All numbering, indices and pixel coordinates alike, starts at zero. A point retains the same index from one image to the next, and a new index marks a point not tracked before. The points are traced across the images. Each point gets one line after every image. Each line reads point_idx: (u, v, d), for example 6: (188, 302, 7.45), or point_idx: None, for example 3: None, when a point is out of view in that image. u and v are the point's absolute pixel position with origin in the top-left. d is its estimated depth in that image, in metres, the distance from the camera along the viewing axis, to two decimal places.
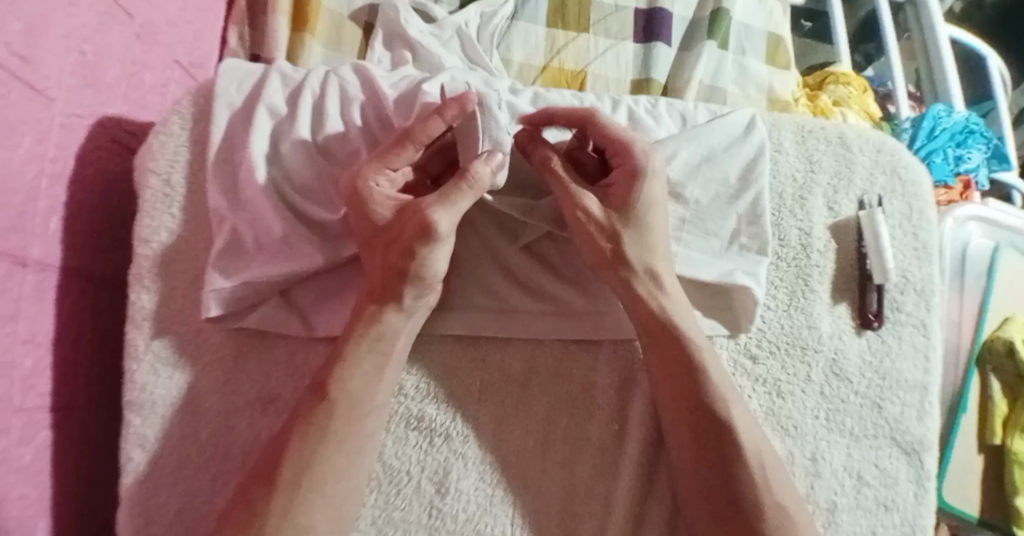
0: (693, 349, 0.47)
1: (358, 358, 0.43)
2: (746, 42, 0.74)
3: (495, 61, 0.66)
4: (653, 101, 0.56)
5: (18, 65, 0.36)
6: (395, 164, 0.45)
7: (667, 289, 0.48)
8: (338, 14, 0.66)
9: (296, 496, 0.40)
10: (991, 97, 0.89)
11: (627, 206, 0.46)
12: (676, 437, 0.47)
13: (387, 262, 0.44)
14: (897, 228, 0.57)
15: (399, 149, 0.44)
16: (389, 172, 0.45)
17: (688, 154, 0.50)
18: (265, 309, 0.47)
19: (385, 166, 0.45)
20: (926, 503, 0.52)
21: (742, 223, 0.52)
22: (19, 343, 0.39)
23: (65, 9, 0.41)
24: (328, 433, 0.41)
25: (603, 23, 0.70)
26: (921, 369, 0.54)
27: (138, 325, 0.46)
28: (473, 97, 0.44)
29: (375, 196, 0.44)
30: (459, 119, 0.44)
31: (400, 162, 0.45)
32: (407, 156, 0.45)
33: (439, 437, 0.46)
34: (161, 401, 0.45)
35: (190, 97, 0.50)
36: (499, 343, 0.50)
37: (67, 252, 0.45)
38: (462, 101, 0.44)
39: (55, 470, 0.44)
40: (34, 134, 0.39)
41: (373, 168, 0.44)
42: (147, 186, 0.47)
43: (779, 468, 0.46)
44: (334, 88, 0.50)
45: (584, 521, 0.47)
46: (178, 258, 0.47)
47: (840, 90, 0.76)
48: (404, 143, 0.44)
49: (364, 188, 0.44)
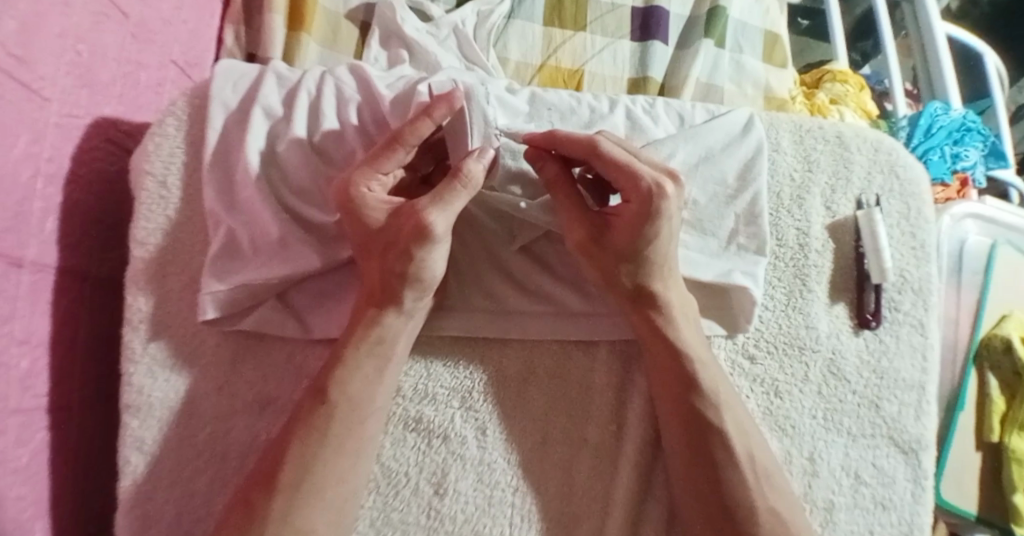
0: (688, 358, 0.47)
1: (358, 361, 0.43)
2: (743, 39, 0.74)
3: (491, 60, 0.65)
4: (651, 100, 0.55)
5: (13, 65, 0.36)
6: (385, 168, 0.44)
7: (671, 297, 0.47)
8: (333, 12, 0.66)
9: (297, 499, 0.39)
10: (988, 95, 0.89)
11: (633, 233, 0.45)
12: (673, 439, 0.47)
13: (384, 265, 0.44)
14: (895, 228, 0.57)
15: (389, 153, 0.44)
16: (381, 177, 0.45)
17: (686, 153, 0.50)
18: (262, 311, 0.46)
19: (376, 171, 0.44)
20: (923, 501, 0.52)
21: (739, 223, 0.51)
22: (15, 345, 0.39)
23: (60, 8, 0.40)
24: (328, 436, 0.41)
25: (600, 21, 0.70)
26: (918, 369, 0.54)
27: (135, 328, 0.45)
28: (460, 95, 0.44)
29: (369, 202, 0.44)
30: (447, 117, 0.44)
31: (391, 165, 0.44)
32: (397, 159, 0.44)
33: (437, 438, 0.46)
34: (159, 403, 0.45)
35: (186, 98, 0.49)
36: (497, 345, 0.50)
37: (63, 253, 0.44)
38: (450, 98, 0.43)
39: (53, 472, 0.44)
40: (28, 134, 0.39)
41: (363, 174, 0.44)
42: (142, 187, 0.47)
43: (776, 467, 0.46)
44: (330, 89, 0.50)
45: (583, 521, 0.48)
46: (174, 259, 0.47)
47: (837, 88, 0.75)
48: (393, 146, 0.44)
49: (356, 195, 0.44)
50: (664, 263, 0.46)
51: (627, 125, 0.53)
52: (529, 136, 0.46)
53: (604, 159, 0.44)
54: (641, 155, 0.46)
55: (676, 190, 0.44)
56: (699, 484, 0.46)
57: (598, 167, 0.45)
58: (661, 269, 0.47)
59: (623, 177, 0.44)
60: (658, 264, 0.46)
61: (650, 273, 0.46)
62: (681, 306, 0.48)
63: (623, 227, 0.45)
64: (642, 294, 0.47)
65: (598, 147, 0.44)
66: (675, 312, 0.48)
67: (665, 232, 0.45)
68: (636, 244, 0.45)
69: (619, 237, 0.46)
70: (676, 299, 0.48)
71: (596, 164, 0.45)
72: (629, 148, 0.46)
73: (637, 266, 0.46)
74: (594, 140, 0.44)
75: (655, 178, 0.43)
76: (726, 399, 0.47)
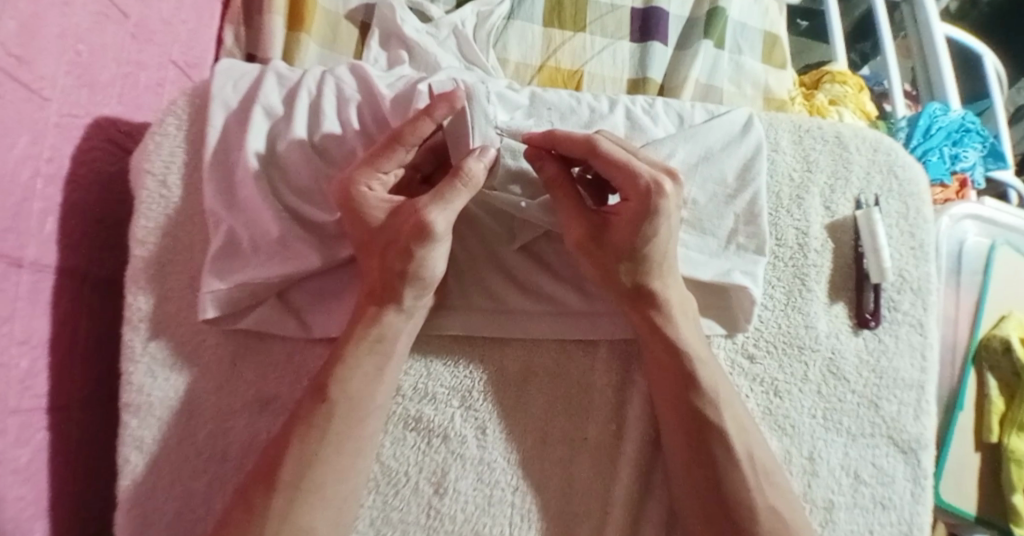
0: (688, 358, 0.47)
1: (358, 358, 0.43)
2: (741, 40, 0.74)
3: (491, 60, 0.66)
4: (650, 99, 0.56)
5: (13, 65, 0.36)
6: (385, 167, 0.44)
7: (671, 296, 0.47)
8: (333, 13, 0.66)
9: (296, 498, 0.39)
10: (987, 96, 0.90)
11: (634, 227, 0.45)
12: (672, 438, 0.47)
13: (384, 264, 0.44)
14: (894, 228, 0.57)
15: (389, 152, 0.44)
16: (381, 176, 0.45)
17: (684, 153, 0.50)
18: (262, 310, 0.46)
19: (376, 170, 0.44)
20: (923, 501, 0.52)
21: (739, 222, 0.51)
22: (15, 345, 0.39)
23: (60, 8, 0.40)
24: (329, 435, 0.41)
25: (599, 22, 0.70)
26: (918, 368, 0.55)
27: (135, 327, 0.45)
28: (461, 94, 0.44)
29: (369, 201, 0.44)
30: (448, 117, 0.44)
31: (391, 164, 0.44)
32: (397, 158, 0.44)
33: (436, 437, 0.46)
34: (159, 402, 0.45)
35: (186, 97, 0.50)
36: (497, 344, 0.50)
37: (62, 253, 0.44)
38: (450, 97, 0.43)
39: (53, 471, 0.44)
40: (28, 134, 0.39)
41: (364, 173, 0.44)
42: (142, 187, 0.47)
43: (776, 465, 0.47)
44: (330, 89, 0.50)
45: (582, 520, 0.48)
46: (175, 258, 0.47)
47: (835, 89, 0.76)
48: (393, 145, 0.44)
49: (357, 194, 0.44)
50: (664, 261, 0.46)
51: (627, 125, 0.53)
52: (530, 136, 0.46)
53: (603, 158, 0.44)
54: (640, 154, 0.46)
55: (674, 187, 0.44)
56: (697, 483, 0.46)
57: (597, 166, 0.45)
58: (661, 267, 0.47)
59: (622, 175, 0.44)
60: (657, 263, 0.46)
61: (647, 272, 0.46)
62: (681, 303, 0.48)
63: (623, 225, 0.45)
64: (643, 292, 0.47)
65: (598, 146, 0.44)
66: (674, 310, 0.48)
67: (665, 232, 0.45)
68: (636, 243, 0.45)
69: (618, 235, 0.46)
70: (675, 298, 0.48)
71: (595, 163, 0.45)
72: (627, 148, 0.46)
73: (637, 266, 0.46)
74: (593, 139, 0.44)
75: (653, 175, 0.44)
76: (727, 397, 0.47)
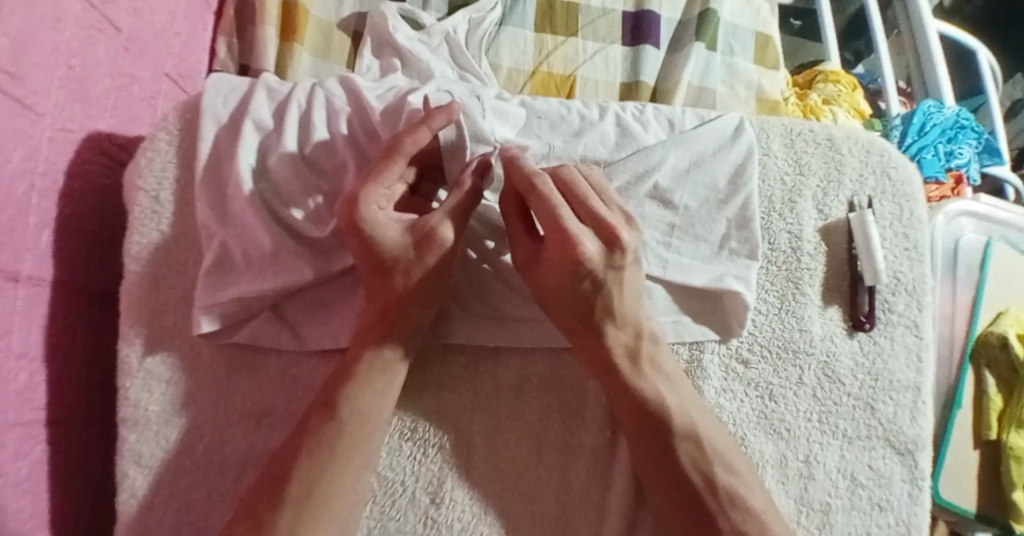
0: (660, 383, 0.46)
1: (372, 376, 0.44)
2: (733, 42, 0.74)
3: (483, 67, 0.66)
4: (641, 105, 0.55)
5: (6, 81, 0.36)
6: (388, 180, 0.45)
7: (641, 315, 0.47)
8: (326, 22, 0.67)
9: (301, 513, 0.40)
10: (981, 92, 0.89)
11: (565, 263, 0.44)
12: (642, 458, 0.46)
13: (387, 285, 0.45)
14: (887, 229, 0.57)
15: (389, 163, 0.44)
16: (384, 191, 0.45)
17: (676, 160, 0.51)
18: (257, 323, 0.47)
19: (378, 184, 0.44)
20: (921, 502, 0.52)
21: (731, 228, 0.52)
22: (13, 360, 0.39)
23: (53, 25, 0.40)
24: (338, 450, 0.41)
25: (591, 26, 0.71)
26: (913, 369, 0.54)
27: (130, 342, 0.46)
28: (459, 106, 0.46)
29: (377, 218, 0.44)
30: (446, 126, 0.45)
31: (391, 177, 0.44)
32: (397, 170, 0.44)
33: (433, 447, 0.47)
34: (156, 416, 0.45)
35: (178, 112, 0.50)
36: (490, 354, 0.50)
37: (58, 267, 0.45)
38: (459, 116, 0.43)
39: (53, 484, 0.44)
40: (23, 149, 0.39)
41: (369, 190, 0.44)
42: (136, 202, 0.47)
43: (751, 488, 0.45)
44: (320, 100, 0.50)
45: (580, 526, 0.47)
46: (169, 273, 0.48)
47: (829, 88, 0.76)
48: (392, 157, 0.44)
49: (365, 211, 0.43)
50: (622, 295, 0.46)
51: (617, 132, 0.53)
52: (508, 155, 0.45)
53: (541, 197, 0.43)
54: (589, 204, 0.45)
55: (598, 249, 0.45)
56: (680, 496, 0.45)
57: (537, 209, 0.44)
58: (620, 296, 0.46)
59: (557, 224, 0.44)
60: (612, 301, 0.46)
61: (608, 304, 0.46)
62: (632, 352, 0.46)
63: (556, 265, 0.45)
64: (606, 325, 0.46)
65: (538, 186, 0.43)
66: (622, 361, 0.46)
67: (594, 285, 0.45)
68: (563, 280, 0.45)
69: (546, 279, 0.45)
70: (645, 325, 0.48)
71: (534, 202, 0.44)
72: (577, 193, 0.45)
73: (579, 307, 0.46)
74: (535, 176, 0.43)
75: (570, 232, 0.44)
76: (692, 427, 0.46)
